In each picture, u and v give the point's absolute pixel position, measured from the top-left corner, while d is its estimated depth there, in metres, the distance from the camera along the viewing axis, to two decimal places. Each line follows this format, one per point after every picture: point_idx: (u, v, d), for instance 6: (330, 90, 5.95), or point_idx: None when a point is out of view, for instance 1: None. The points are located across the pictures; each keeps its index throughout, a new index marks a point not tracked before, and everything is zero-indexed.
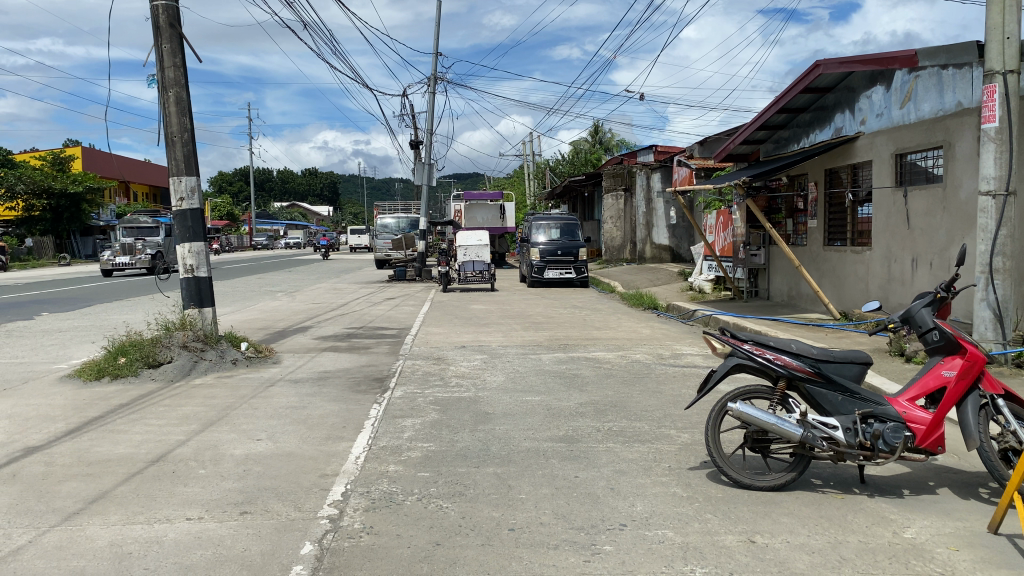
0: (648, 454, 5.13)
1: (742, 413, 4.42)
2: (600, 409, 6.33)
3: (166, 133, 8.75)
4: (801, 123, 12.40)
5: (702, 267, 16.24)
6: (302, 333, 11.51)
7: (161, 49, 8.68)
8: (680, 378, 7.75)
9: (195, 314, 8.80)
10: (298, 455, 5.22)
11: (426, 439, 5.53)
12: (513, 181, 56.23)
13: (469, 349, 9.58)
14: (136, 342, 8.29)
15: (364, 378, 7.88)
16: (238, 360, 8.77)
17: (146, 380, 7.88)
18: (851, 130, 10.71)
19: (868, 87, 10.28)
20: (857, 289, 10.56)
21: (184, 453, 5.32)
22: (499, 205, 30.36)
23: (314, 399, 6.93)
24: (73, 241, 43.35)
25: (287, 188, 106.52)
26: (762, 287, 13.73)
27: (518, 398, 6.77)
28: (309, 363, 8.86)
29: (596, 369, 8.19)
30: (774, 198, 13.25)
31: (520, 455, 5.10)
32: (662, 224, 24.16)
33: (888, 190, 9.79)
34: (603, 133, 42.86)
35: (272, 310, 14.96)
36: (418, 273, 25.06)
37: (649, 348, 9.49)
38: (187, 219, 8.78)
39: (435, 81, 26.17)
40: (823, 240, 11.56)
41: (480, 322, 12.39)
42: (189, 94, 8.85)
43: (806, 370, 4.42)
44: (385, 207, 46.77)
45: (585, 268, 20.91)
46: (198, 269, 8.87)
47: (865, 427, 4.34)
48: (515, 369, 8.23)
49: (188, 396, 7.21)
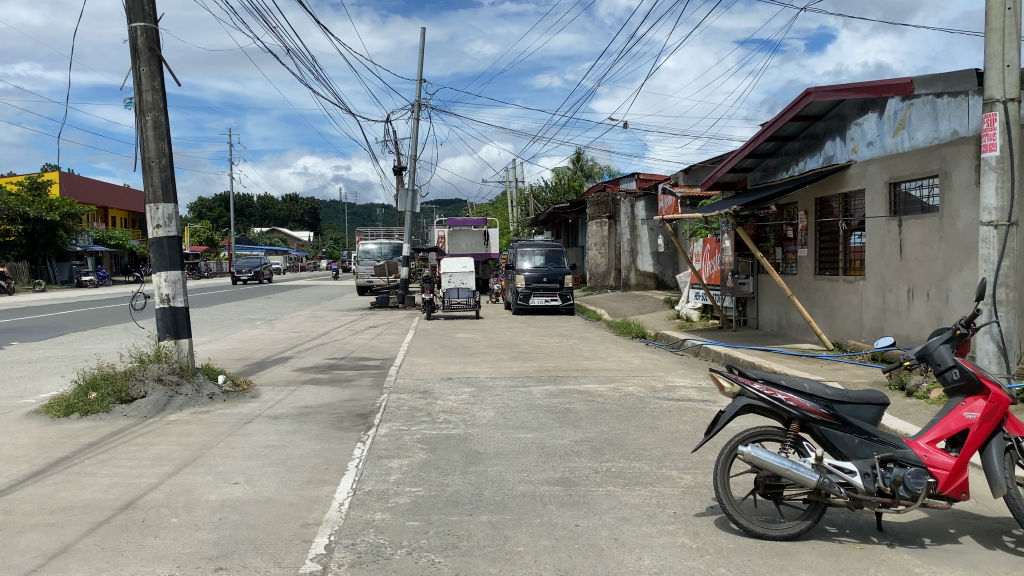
0: (650, 499, 4.85)
1: (753, 457, 4.17)
2: (597, 448, 6.04)
3: (143, 158, 8.44)
4: (790, 151, 12.29)
5: (689, 296, 16.03)
6: (281, 364, 11.14)
7: (139, 71, 8.40)
8: (676, 413, 7.48)
9: (171, 345, 8.45)
10: (278, 501, 4.88)
11: (414, 483, 5.21)
12: (495, 207, 56.10)
13: (456, 381, 9.25)
14: (108, 376, 7.91)
15: (347, 414, 7.54)
16: (215, 395, 8.41)
17: (118, 416, 7.50)
18: (843, 158, 10.60)
19: (859, 115, 10.19)
20: (850, 320, 10.38)
21: (156, 498, 4.97)
22: (483, 232, 30.14)
23: (295, 437, 6.59)
24: (48, 266, 42.60)
25: (268, 213, 105.85)
26: (751, 316, 13.53)
27: (509, 436, 6.46)
28: (289, 397, 8.50)
29: (589, 403, 7.90)
30: (763, 226, 13.11)
31: (516, 501, 4.80)
32: (647, 251, 24.01)
33: (882, 219, 9.66)
34: (585, 160, 42.92)
35: (251, 340, 14.55)
36: (400, 300, 24.71)
37: (642, 381, 9.23)
38: (163, 246, 8.47)
39: (418, 107, 26.02)
40: (814, 269, 11.39)
41: (466, 352, 12.08)
42: (168, 118, 8.56)
43: (820, 411, 4.17)
44: (366, 233, 46.43)
45: (570, 295, 20.67)
46: (174, 299, 8.52)
47: (885, 472, 4.09)
48: (504, 403, 7.92)
49: (163, 433, 6.84)
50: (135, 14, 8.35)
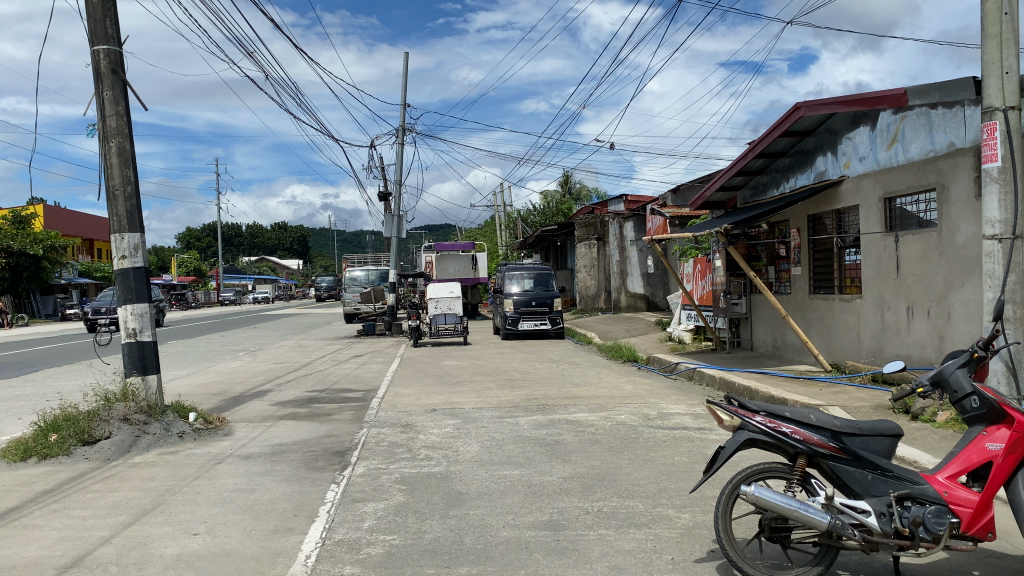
0: (645, 543, 4.47)
1: (757, 498, 3.80)
2: (588, 485, 5.65)
3: (107, 186, 8.06)
4: (779, 168, 12.04)
5: (680, 318, 15.69)
6: (259, 398, 10.70)
7: (101, 96, 8.05)
8: (671, 443, 7.09)
9: (138, 383, 8.01)
10: (239, 555, 4.45)
11: (389, 530, 4.81)
12: (484, 231, 55.87)
13: (440, 413, 8.85)
14: (70, 417, 7.47)
15: (323, 452, 7.13)
16: (186, 433, 7.97)
17: (79, 460, 7.05)
18: (835, 174, 10.33)
19: (851, 129, 9.94)
20: (848, 340, 10.05)
21: (106, 554, 4.53)
22: (471, 256, 29.82)
23: (265, 480, 6.17)
24: (32, 300, 41.97)
25: (256, 242, 105.38)
26: (745, 337, 13.19)
27: (493, 473, 6.06)
28: (264, 435, 8.08)
29: (579, 434, 7.50)
30: (754, 245, 12.81)
31: (499, 549, 4.40)
32: (637, 272, 23.71)
33: (877, 235, 9.36)
34: (573, 183, 42.79)
35: (232, 373, 14.11)
36: (388, 327, 24.28)
37: (634, 408, 8.84)
38: (129, 278, 8.02)
39: (403, 132, 25.79)
40: (808, 288, 11.07)
41: (453, 381, 11.68)
42: (134, 144, 8.20)
43: (829, 445, 3.83)
44: (354, 260, 46.06)
45: (560, 319, 20.31)
46: (141, 333, 8.10)
47: (902, 511, 3.71)
48: (490, 436, 7.52)
49: (125, 478, 6.39)
50: (97, 38, 8.01)
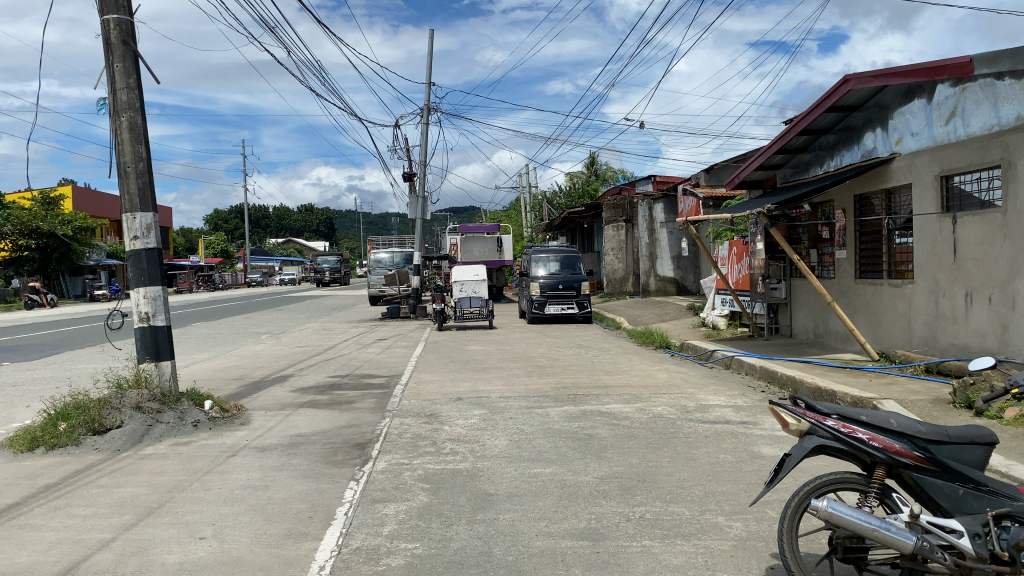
0: (695, 556, 4.01)
1: (830, 513, 3.31)
2: (626, 487, 5.19)
3: (118, 163, 7.69)
4: (823, 145, 11.42)
5: (715, 302, 15.14)
6: (279, 384, 10.36)
7: (112, 69, 7.65)
8: (713, 439, 6.60)
9: (151, 369, 7.68)
10: (247, 564, 4.05)
11: (411, 538, 4.38)
12: (509, 213, 55.32)
13: (466, 402, 8.44)
14: (80, 405, 7.14)
15: (343, 444, 6.74)
16: (200, 423, 7.62)
17: (88, 450, 6.72)
18: (886, 151, 9.72)
19: (903, 103, 9.33)
20: (897, 327, 9.48)
21: (103, 561, 4.15)
22: (496, 238, 29.37)
23: (281, 475, 5.78)
24: (61, 281, 42.18)
25: (283, 224, 105.65)
26: (784, 323, 12.65)
27: (523, 472, 5.62)
28: (282, 424, 7.71)
29: (613, 428, 7.03)
30: (795, 228, 12.23)
31: (532, 562, 3.96)
32: (666, 255, 23.12)
33: (932, 217, 8.76)
34: (600, 164, 42.10)
35: (253, 357, 13.79)
36: (412, 310, 23.92)
37: (671, 399, 8.37)
38: (142, 260, 7.66)
39: (428, 111, 25.30)
40: (854, 272, 10.49)
41: (479, 367, 11.26)
42: (146, 119, 7.80)
43: (912, 454, 3.36)
44: (378, 241, 45.79)
45: (587, 303, 19.80)
46: (155, 318, 7.74)
47: (1000, 533, 3.23)
48: (518, 429, 7.07)
49: (133, 471, 6.04)
50: (107, 6, 7.61)
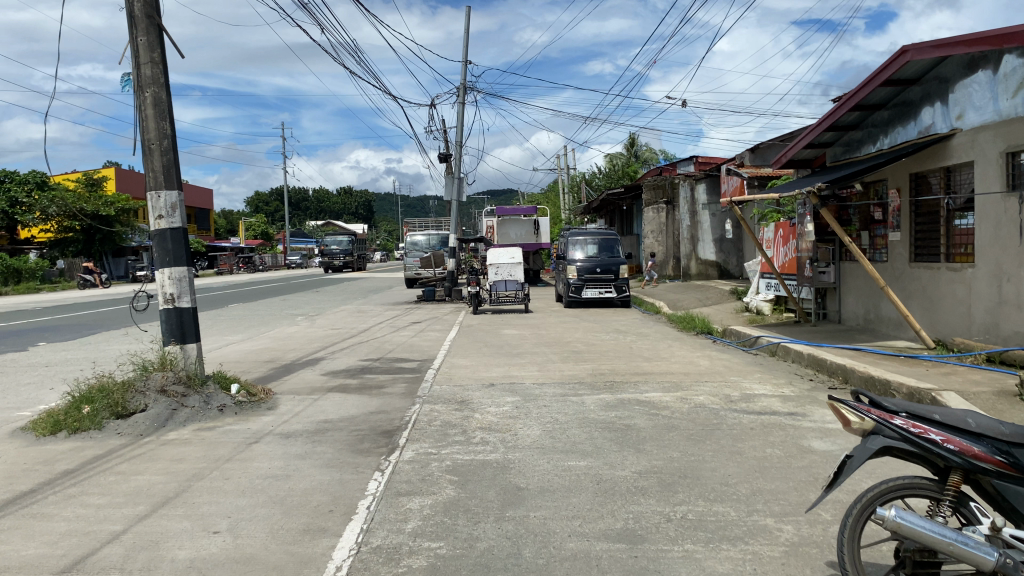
0: (744, 564, 3.66)
1: (898, 524, 2.93)
2: (666, 484, 4.86)
3: (143, 140, 7.49)
4: (876, 122, 10.85)
5: (759, 287, 14.64)
6: (310, 367, 10.18)
7: (136, 43, 7.44)
8: (760, 432, 6.22)
9: (176, 351, 7.53)
10: (260, 563, 3.80)
11: (435, 536, 4.09)
12: (547, 196, 54.84)
13: (499, 389, 8.14)
14: (104, 388, 7.00)
15: (370, 431, 6.48)
16: (226, 407, 7.42)
17: (111, 435, 6.56)
18: (945, 127, 9.16)
19: (965, 76, 8.76)
20: (956, 314, 8.94)
21: (111, 556, 3.93)
22: (533, 221, 29.00)
23: (304, 464, 5.54)
24: (105, 262, 42.79)
25: (322, 207, 106.35)
26: (832, 309, 12.14)
27: (557, 465, 5.30)
28: (309, 409, 7.49)
29: (652, 418, 6.67)
30: (846, 209, 11.69)
31: (564, 567, 3.65)
32: (708, 238, 22.56)
33: (996, 196, 8.21)
34: (639, 146, 41.41)
35: (286, 339, 13.65)
36: (448, 293, 23.70)
37: (713, 388, 7.97)
38: (166, 240, 7.47)
39: (464, 91, 24.95)
40: (909, 256, 9.94)
41: (513, 352, 10.96)
42: (171, 94, 7.59)
43: (992, 459, 2.96)
44: (415, 223, 45.69)
45: (626, 287, 19.37)
46: (180, 299, 7.56)
47: None
48: (552, 418, 6.75)
49: (153, 458, 5.84)
50: None
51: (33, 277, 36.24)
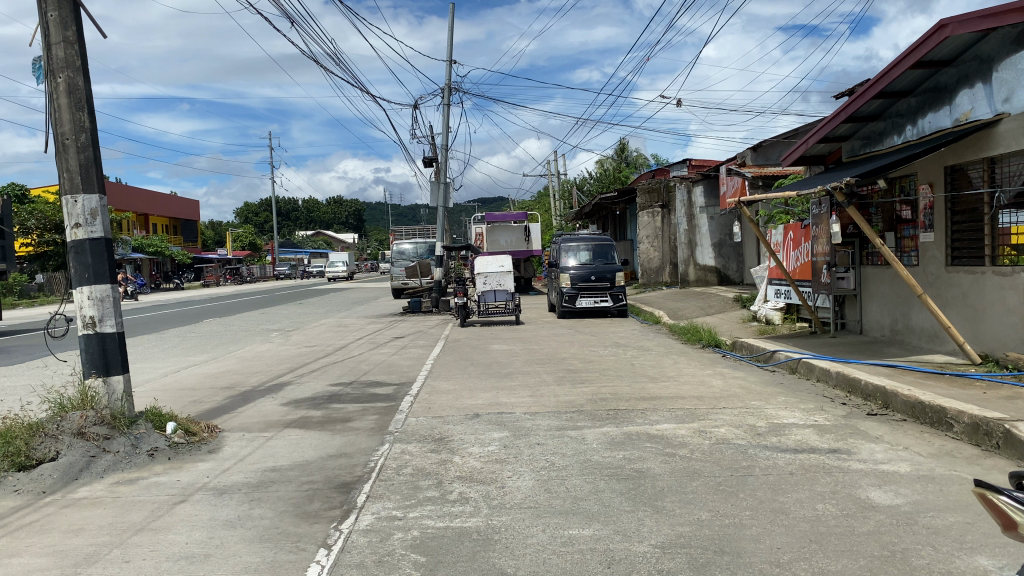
0: None
1: None
2: (701, 567, 3.68)
3: (55, 135, 6.28)
4: (901, 111, 9.76)
5: (768, 295, 13.49)
6: (270, 395, 8.96)
7: (45, 19, 6.24)
8: (803, 479, 5.04)
9: (99, 386, 6.31)
10: None
11: None
12: (538, 201, 53.85)
13: (485, 421, 6.96)
14: (6, 432, 5.80)
15: (325, 485, 5.28)
16: (158, 451, 6.22)
17: (5, 493, 5.34)
18: (990, 112, 8.05)
19: (1013, 52, 7.66)
20: (1005, 326, 7.83)
21: None
22: (524, 227, 27.90)
23: (230, 539, 4.32)
24: None
25: (311, 216, 105.24)
26: (852, 318, 11.02)
27: (555, 536, 4.10)
28: (258, 452, 6.28)
29: (668, 461, 5.48)
30: (868, 208, 10.57)
31: None
32: (706, 242, 21.41)
33: None
34: (631, 150, 40.40)
35: (254, 360, 12.37)
36: (435, 305, 22.43)
37: (734, 418, 6.79)
38: (86, 252, 6.28)
39: (450, 91, 23.78)
40: (944, 259, 8.82)
41: (504, 373, 9.76)
42: (89, 80, 6.39)
43: None
44: (403, 232, 44.49)
45: (622, 295, 18.16)
46: (103, 322, 6.34)
47: None
48: (546, 462, 5.56)
49: (44, 529, 4.63)
50: None
51: (10, 292, 34.87)
